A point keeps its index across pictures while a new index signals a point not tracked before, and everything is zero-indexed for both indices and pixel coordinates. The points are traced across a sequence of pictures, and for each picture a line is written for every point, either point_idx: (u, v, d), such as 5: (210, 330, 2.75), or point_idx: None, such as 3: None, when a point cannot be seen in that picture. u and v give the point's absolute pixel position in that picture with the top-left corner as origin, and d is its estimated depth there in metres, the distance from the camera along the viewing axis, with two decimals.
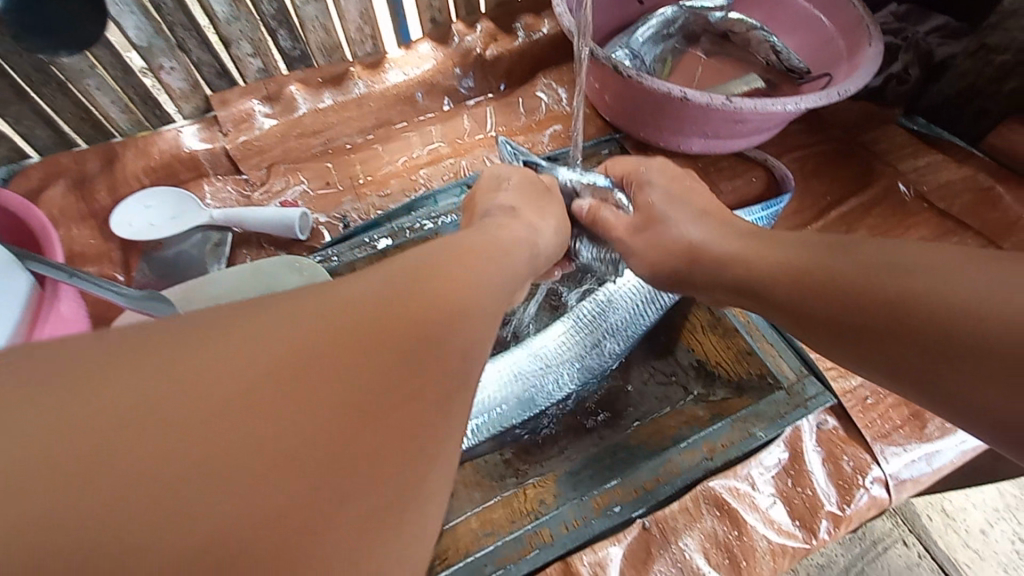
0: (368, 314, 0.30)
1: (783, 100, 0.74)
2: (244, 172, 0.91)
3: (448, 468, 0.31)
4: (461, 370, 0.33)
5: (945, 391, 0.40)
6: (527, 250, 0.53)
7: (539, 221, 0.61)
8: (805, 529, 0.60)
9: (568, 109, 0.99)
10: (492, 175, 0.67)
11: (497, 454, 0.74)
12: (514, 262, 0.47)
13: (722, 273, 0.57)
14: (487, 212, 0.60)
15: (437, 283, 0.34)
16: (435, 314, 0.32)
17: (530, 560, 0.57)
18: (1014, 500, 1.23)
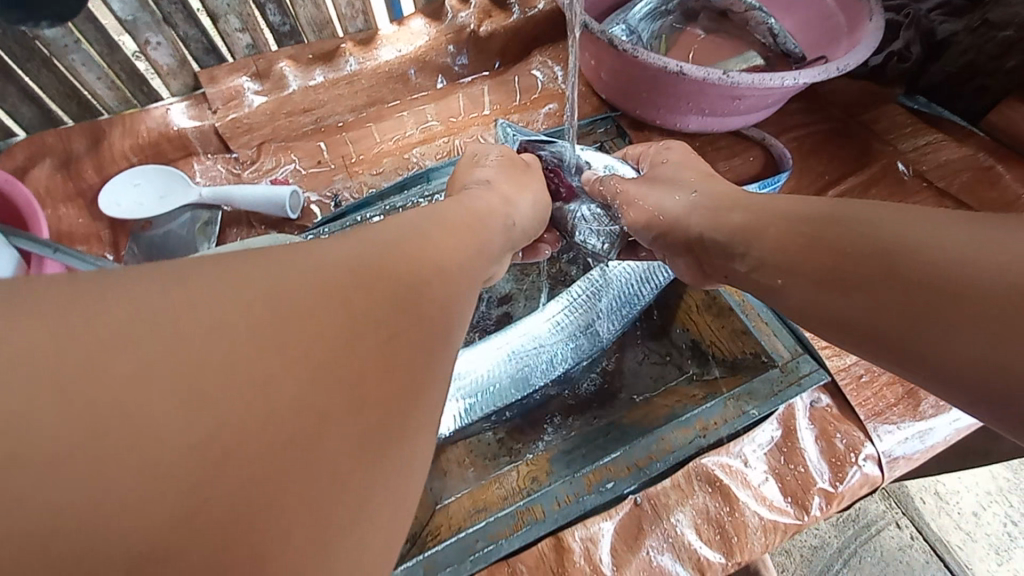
0: (341, 273, 0.31)
1: (782, 74, 0.72)
2: (234, 151, 0.90)
3: (427, 438, 0.32)
4: (431, 340, 0.33)
5: (942, 370, 0.38)
6: (503, 227, 0.54)
7: (515, 194, 0.61)
8: (796, 506, 0.60)
9: (563, 87, 0.97)
10: (470, 155, 0.69)
11: (490, 433, 0.74)
12: (488, 237, 0.49)
13: (722, 224, 0.58)
14: (464, 186, 0.61)
15: (404, 258, 0.36)
16: (403, 282, 0.34)
17: (521, 536, 0.57)
18: (1007, 482, 1.24)
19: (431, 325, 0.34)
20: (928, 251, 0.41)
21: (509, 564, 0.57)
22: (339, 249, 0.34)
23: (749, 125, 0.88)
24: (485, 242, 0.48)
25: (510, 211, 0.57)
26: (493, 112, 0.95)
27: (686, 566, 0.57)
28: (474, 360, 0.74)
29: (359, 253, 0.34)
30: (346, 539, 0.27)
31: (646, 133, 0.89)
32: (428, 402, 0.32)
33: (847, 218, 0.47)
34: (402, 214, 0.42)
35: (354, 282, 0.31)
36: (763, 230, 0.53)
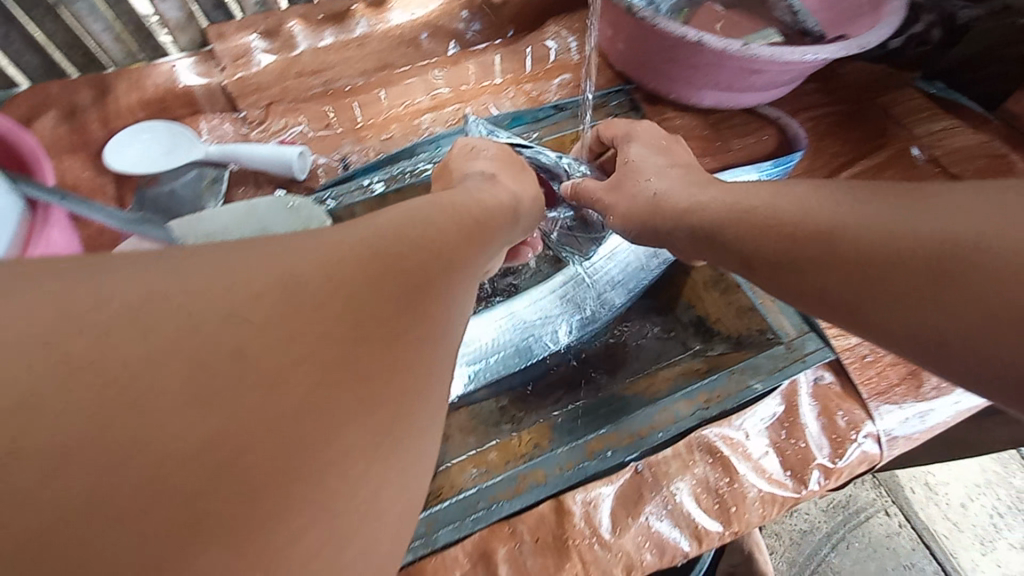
0: (352, 256, 0.32)
1: (802, 49, 0.71)
2: (241, 110, 0.88)
3: (430, 413, 0.35)
4: (437, 316, 0.35)
5: (943, 347, 0.37)
6: (510, 218, 0.52)
7: (516, 186, 0.60)
8: (795, 479, 0.61)
9: (578, 58, 0.95)
10: (465, 146, 0.67)
11: (492, 402, 0.73)
12: (495, 218, 0.48)
13: (684, 224, 0.57)
14: (464, 177, 0.59)
15: (418, 234, 0.36)
16: (413, 266, 0.34)
17: (522, 498, 0.58)
18: (995, 476, 1.26)
19: (435, 299, 0.35)
20: (876, 236, 0.41)
21: (509, 524, 0.58)
22: (356, 224, 0.35)
23: (763, 104, 0.88)
24: (498, 234, 0.47)
25: (518, 204, 0.56)
26: (505, 81, 0.94)
27: (683, 533, 0.58)
28: (477, 328, 0.74)
29: (372, 230, 0.34)
30: (353, 497, 0.29)
31: (660, 107, 0.88)
32: (432, 376, 0.35)
33: (788, 207, 0.48)
34: (418, 198, 0.42)
35: (367, 264, 0.32)
36: (723, 225, 0.53)
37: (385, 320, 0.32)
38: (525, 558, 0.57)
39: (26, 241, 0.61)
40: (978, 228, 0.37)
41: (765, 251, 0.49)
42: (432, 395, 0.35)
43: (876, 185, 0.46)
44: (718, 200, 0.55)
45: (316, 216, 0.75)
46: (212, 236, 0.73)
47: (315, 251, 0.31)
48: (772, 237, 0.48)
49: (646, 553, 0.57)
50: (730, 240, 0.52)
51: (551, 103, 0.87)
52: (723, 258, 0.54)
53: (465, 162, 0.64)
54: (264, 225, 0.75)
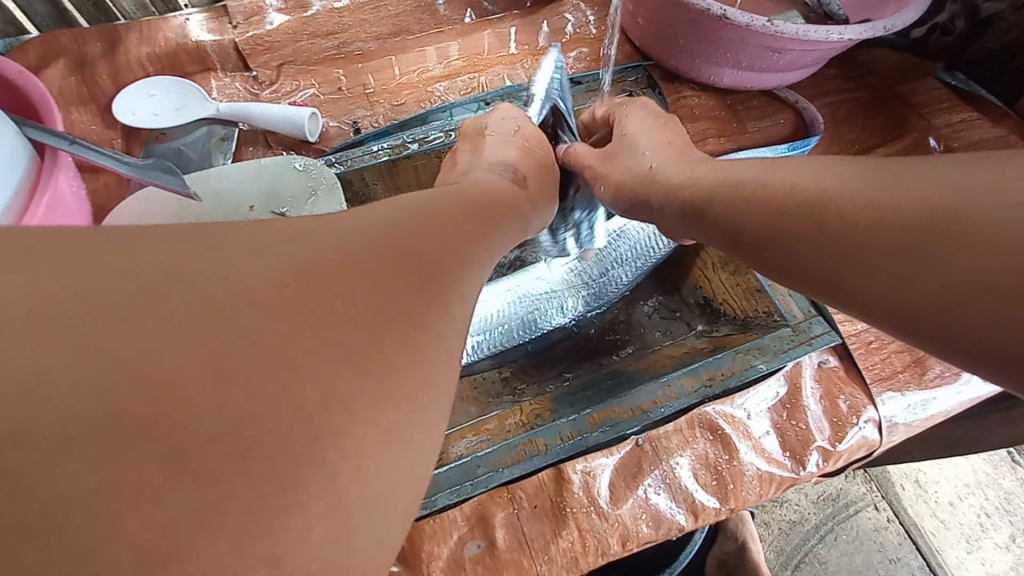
0: (363, 231, 0.30)
1: (827, 28, 0.70)
2: (253, 70, 0.87)
3: (448, 384, 0.30)
4: (457, 276, 0.32)
5: (937, 327, 0.35)
6: (519, 223, 0.47)
7: (539, 198, 0.56)
8: (794, 460, 0.61)
9: (596, 33, 0.94)
10: (503, 119, 0.61)
11: (495, 372, 0.74)
12: (506, 211, 0.45)
13: (677, 196, 0.56)
14: (482, 163, 0.55)
15: (432, 215, 0.34)
16: (427, 244, 0.31)
17: (521, 465, 0.58)
18: (985, 476, 1.26)
19: (451, 278, 0.31)
20: (842, 213, 0.41)
21: (509, 490, 0.58)
22: (370, 211, 0.32)
23: (783, 86, 0.86)
24: (510, 225, 0.44)
25: (529, 212, 0.51)
26: (521, 52, 0.92)
27: (680, 507, 0.58)
28: (487, 299, 0.75)
29: (382, 212, 0.32)
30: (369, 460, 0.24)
31: (678, 86, 0.87)
32: (450, 342, 0.30)
33: (770, 186, 0.47)
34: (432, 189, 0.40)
35: (381, 243, 0.29)
36: (711, 199, 0.52)
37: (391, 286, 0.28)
38: (523, 524, 0.57)
39: (35, 186, 0.60)
40: (943, 196, 0.36)
41: (751, 223, 0.48)
42: (446, 370, 0.29)
43: (848, 159, 0.45)
44: (709, 174, 0.55)
45: (328, 177, 0.74)
46: (222, 194, 0.73)
47: (332, 227, 0.29)
48: (753, 217, 0.48)
49: (643, 524, 0.58)
50: (717, 221, 0.52)
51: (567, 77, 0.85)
52: (712, 235, 0.53)
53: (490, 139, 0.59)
54: (274, 185, 0.74)
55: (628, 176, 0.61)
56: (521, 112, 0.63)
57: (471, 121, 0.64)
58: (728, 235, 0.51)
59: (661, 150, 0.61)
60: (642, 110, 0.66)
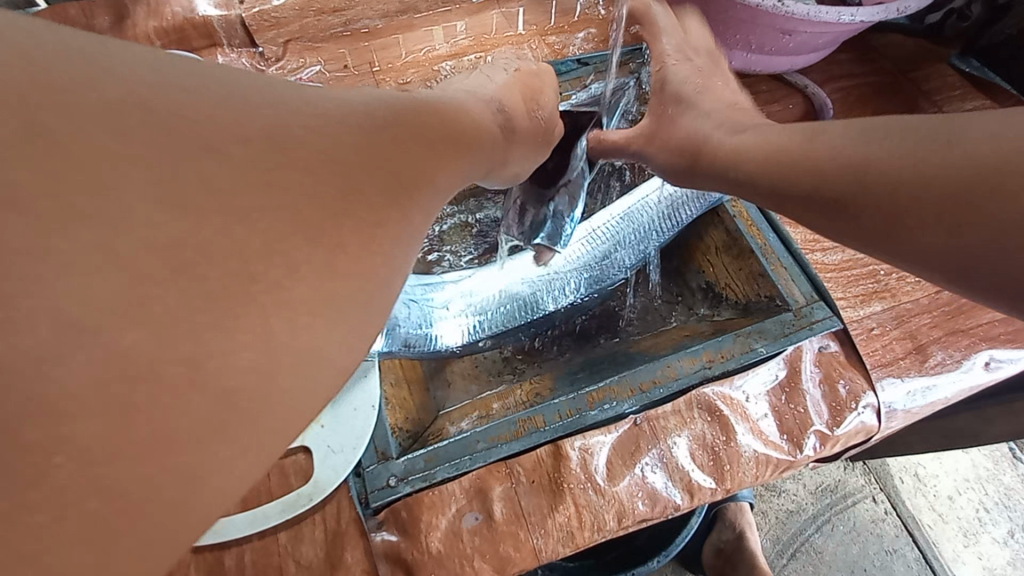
0: (346, 125, 0.27)
1: (839, 9, 0.69)
2: (259, 45, 0.86)
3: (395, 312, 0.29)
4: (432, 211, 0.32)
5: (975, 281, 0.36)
6: (487, 168, 0.46)
7: (517, 158, 0.53)
8: (791, 443, 0.61)
9: (604, 14, 0.93)
10: (531, 73, 0.58)
11: (496, 351, 0.76)
12: (484, 145, 0.43)
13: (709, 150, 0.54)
14: (486, 93, 0.51)
15: (428, 132, 0.33)
16: (406, 155, 0.30)
17: (520, 441, 0.58)
18: (985, 471, 1.27)
19: (416, 185, 0.30)
20: (893, 177, 0.40)
21: (507, 466, 0.58)
22: (335, 94, 0.29)
23: (792, 70, 0.85)
24: (481, 153, 0.42)
25: (497, 167, 0.49)
26: (529, 32, 0.92)
27: (677, 487, 0.59)
28: (487, 280, 0.73)
29: (367, 107, 0.30)
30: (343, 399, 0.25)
31: None
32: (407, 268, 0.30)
33: (791, 156, 0.47)
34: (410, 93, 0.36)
35: (355, 131, 0.28)
36: (740, 164, 0.51)
37: (372, 207, 0.27)
38: (521, 498, 0.57)
39: None
40: (983, 170, 0.36)
41: (793, 175, 0.46)
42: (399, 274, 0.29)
43: (870, 125, 0.44)
44: (742, 135, 0.52)
45: None
46: None
47: (309, 103, 0.27)
48: (796, 178, 0.46)
49: (639, 502, 0.58)
50: (749, 172, 0.50)
51: (574, 58, 0.85)
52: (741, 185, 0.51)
53: (501, 72, 0.58)
54: None
55: (659, 131, 0.60)
56: (555, 79, 0.62)
57: (511, 56, 0.62)
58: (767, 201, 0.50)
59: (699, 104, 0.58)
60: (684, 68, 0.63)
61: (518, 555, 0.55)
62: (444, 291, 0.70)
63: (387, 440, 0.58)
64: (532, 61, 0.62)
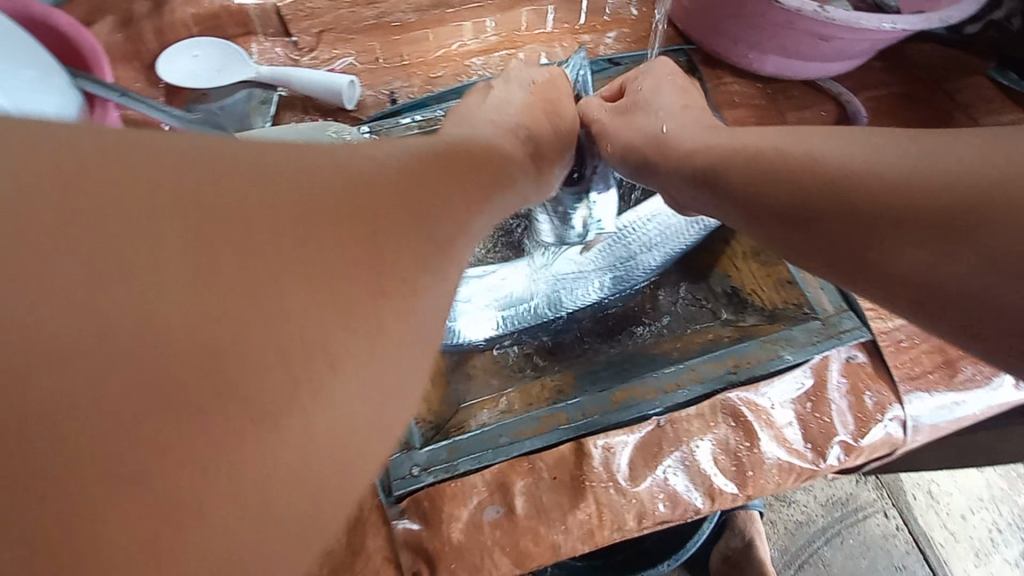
0: (381, 175, 0.34)
1: (880, 16, 0.68)
2: (293, 35, 0.87)
3: (429, 322, 0.34)
4: (457, 236, 0.37)
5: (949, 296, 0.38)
6: (518, 194, 0.51)
7: (548, 177, 0.59)
8: (815, 452, 0.61)
9: (637, 13, 0.92)
10: (548, 84, 0.64)
11: (518, 348, 0.75)
12: (508, 175, 0.48)
13: (681, 151, 0.56)
14: (507, 119, 0.57)
15: (447, 174, 0.39)
16: (430, 190, 0.36)
17: (542, 437, 0.59)
18: (999, 491, 1.25)
19: (441, 212, 0.36)
20: (874, 191, 0.41)
21: (530, 461, 0.58)
22: (371, 151, 0.35)
23: (826, 76, 0.84)
24: (508, 184, 0.48)
25: (531, 187, 0.55)
26: (560, 30, 0.92)
27: (698, 490, 0.58)
28: (511, 275, 0.74)
29: (399, 158, 0.37)
30: None
31: (718, 71, 0.85)
32: (439, 282, 0.35)
33: (794, 157, 0.46)
34: (432, 139, 0.43)
35: (387, 177, 0.34)
36: (723, 162, 0.51)
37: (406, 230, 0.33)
38: (541, 493, 0.57)
39: None
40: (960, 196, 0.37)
41: (777, 182, 0.47)
42: (431, 286, 0.34)
43: (865, 138, 0.44)
44: (711, 136, 0.55)
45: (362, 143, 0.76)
46: None
47: (360, 156, 0.34)
48: (775, 186, 0.47)
49: (659, 503, 0.58)
50: (732, 176, 0.50)
51: (606, 57, 0.85)
52: (715, 192, 0.52)
53: (521, 90, 0.63)
54: None
55: (629, 134, 0.61)
56: (566, 82, 0.66)
57: (518, 68, 0.67)
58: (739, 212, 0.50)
59: (674, 111, 0.61)
60: (659, 75, 0.66)
61: (536, 550, 0.55)
62: (469, 286, 0.71)
63: (410, 431, 0.58)
64: (543, 70, 0.66)
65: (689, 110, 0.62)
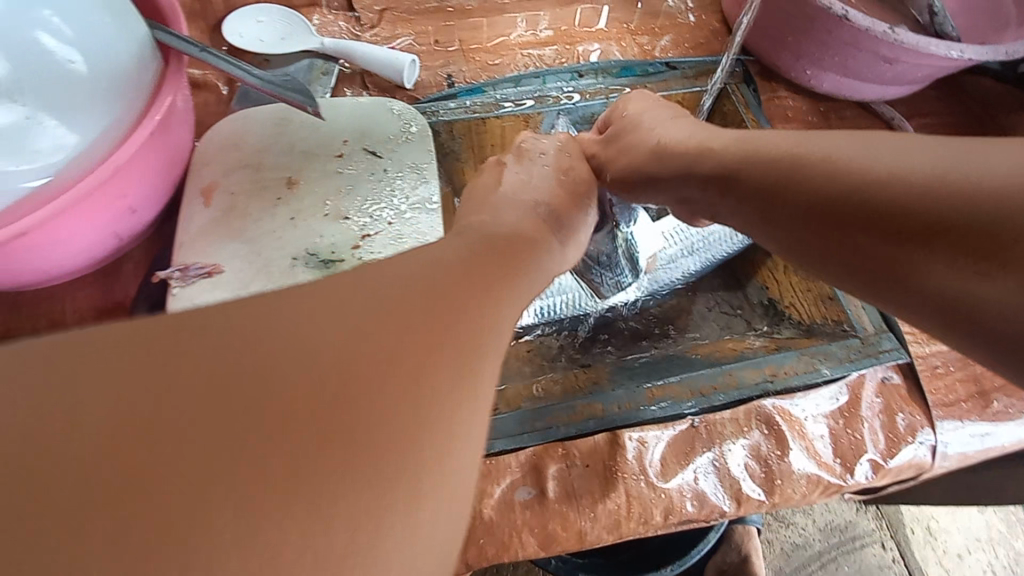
0: (456, 260, 0.40)
1: (948, 44, 0.68)
2: (356, 10, 0.88)
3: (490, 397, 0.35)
4: (513, 305, 0.41)
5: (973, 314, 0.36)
6: (550, 266, 0.52)
7: (571, 244, 0.60)
8: (843, 467, 0.61)
9: (694, 20, 0.93)
10: (558, 151, 0.68)
11: (553, 339, 0.76)
12: (545, 261, 0.51)
13: (712, 158, 0.56)
14: (525, 194, 0.60)
15: (511, 259, 0.45)
16: (493, 274, 0.41)
17: (578, 425, 0.59)
18: (997, 533, 1.24)
19: (499, 282, 0.41)
20: (896, 191, 0.41)
21: (563, 447, 0.59)
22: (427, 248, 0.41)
23: (881, 100, 0.84)
24: (545, 263, 0.51)
25: (559, 253, 0.56)
26: (618, 30, 0.92)
27: (726, 494, 0.59)
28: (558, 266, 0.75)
29: (467, 247, 0.44)
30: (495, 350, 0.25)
31: (772, 84, 0.85)
32: (498, 337, 0.37)
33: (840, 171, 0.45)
34: (482, 225, 0.50)
35: (459, 258, 0.41)
36: (739, 168, 0.53)
37: (461, 289, 0.37)
38: (573, 479, 0.58)
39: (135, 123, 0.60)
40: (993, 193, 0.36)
41: (798, 184, 0.48)
42: (491, 342, 0.36)
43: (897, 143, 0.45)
44: (727, 142, 0.56)
45: (420, 122, 0.77)
46: (318, 125, 0.75)
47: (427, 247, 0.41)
48: (790, 197, 0.48)
49: (687, 502, 0.58)
50: (747, 189, 0.52)
51: (663, 60, 0.85)
52: (737, 208, 0.54)
53: (535, 166, 0.65)
54: (366, 125, 0.76)
55: (635, 164, 0.63)
56: (576, 147, 0.70)
57: (525, 138, 0.70)
58: (766, 213, 0.51)
59: (677, 127, 0.63)
60: (644, 102, 0.69)
61: (564, 534, 0.56)
62: None
63: None
64: (552, 138, 0.70)
65: (680, 121, 0.63)
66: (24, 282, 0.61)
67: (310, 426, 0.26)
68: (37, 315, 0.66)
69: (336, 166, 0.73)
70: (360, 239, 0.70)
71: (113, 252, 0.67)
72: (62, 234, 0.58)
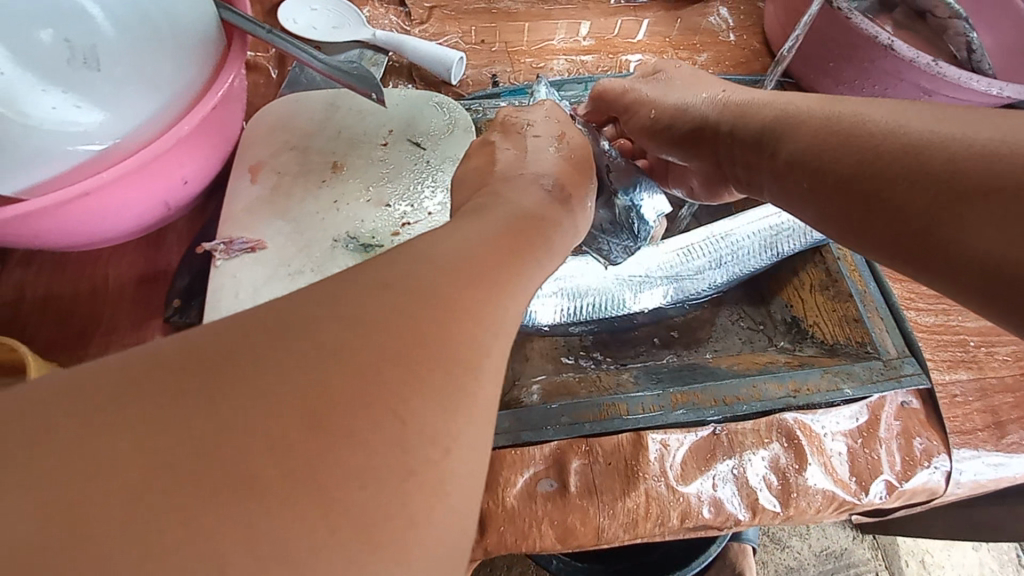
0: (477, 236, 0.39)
1: (990, 81, 0.71)
2: (406, 6, 0.91)
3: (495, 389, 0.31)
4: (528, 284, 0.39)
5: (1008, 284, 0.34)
6: (563, 241, 0.48)
7: (580, 211, 0.54)
8: (857, 485, 0.62)
9: (734, 39, 0.95)
10: (545, 116, 0.61)
11: (578, 339, 0.77)
12: (560, 239, 0.47)
13: (752, 121, 0.55)
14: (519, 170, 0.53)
15: (534, 240, 0.43)
16: (498, 248, 0.38)
17: (603, 423, 0.60)
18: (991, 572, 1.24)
19: (516, 262, 0.39)
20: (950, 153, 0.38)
21: (587, 444, 0.60)
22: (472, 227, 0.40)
23: None
24: (559, 237, 0.47)
25: (571, 232, 0.50)
26: (660, 43, 0.94)
27: (742, 503, 0.60)
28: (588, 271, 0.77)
29: (495, 225, 0.42)
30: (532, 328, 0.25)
31: None
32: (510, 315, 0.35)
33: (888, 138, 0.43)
34: (513, 200, 0.47)
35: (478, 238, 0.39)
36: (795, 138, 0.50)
37: (486, 269, 0.35)
38: (594, 476, 0.59)
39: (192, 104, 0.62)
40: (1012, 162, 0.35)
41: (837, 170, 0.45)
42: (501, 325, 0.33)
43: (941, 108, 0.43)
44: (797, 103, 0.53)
45: (465, 119, 0.79)
46: (363, 113, 0.77)
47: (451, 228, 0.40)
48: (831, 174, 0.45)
49: (704, 507, 0.60)
50: (790, 146, 0.50)
51: None
52: (782, 174, 0.51)
53: (526, 137, 0.59)
54: (411, 116, 0.78)
55: (689, 108, 0.62)
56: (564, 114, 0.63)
57: (510, 111, 0.64)
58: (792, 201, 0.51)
59: (724, 88, 0.62)
60: (686, 69, 0.69)
61: (581, 529, 0.57)
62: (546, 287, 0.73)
63: None
64: (538, 108, 0.63)
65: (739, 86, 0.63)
66: (68, 245, 0.63)
67: (278, 429, 0.24)
68: (82, 278, 0.68)
69: (381, 155, 0.75)
70: (399, 226, 0.72)
71: (156, 223, 0.68)
72: (111, 202, 0.60)
